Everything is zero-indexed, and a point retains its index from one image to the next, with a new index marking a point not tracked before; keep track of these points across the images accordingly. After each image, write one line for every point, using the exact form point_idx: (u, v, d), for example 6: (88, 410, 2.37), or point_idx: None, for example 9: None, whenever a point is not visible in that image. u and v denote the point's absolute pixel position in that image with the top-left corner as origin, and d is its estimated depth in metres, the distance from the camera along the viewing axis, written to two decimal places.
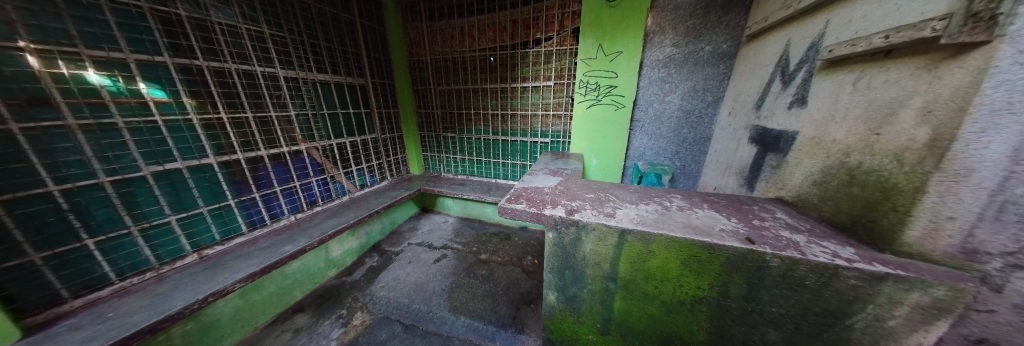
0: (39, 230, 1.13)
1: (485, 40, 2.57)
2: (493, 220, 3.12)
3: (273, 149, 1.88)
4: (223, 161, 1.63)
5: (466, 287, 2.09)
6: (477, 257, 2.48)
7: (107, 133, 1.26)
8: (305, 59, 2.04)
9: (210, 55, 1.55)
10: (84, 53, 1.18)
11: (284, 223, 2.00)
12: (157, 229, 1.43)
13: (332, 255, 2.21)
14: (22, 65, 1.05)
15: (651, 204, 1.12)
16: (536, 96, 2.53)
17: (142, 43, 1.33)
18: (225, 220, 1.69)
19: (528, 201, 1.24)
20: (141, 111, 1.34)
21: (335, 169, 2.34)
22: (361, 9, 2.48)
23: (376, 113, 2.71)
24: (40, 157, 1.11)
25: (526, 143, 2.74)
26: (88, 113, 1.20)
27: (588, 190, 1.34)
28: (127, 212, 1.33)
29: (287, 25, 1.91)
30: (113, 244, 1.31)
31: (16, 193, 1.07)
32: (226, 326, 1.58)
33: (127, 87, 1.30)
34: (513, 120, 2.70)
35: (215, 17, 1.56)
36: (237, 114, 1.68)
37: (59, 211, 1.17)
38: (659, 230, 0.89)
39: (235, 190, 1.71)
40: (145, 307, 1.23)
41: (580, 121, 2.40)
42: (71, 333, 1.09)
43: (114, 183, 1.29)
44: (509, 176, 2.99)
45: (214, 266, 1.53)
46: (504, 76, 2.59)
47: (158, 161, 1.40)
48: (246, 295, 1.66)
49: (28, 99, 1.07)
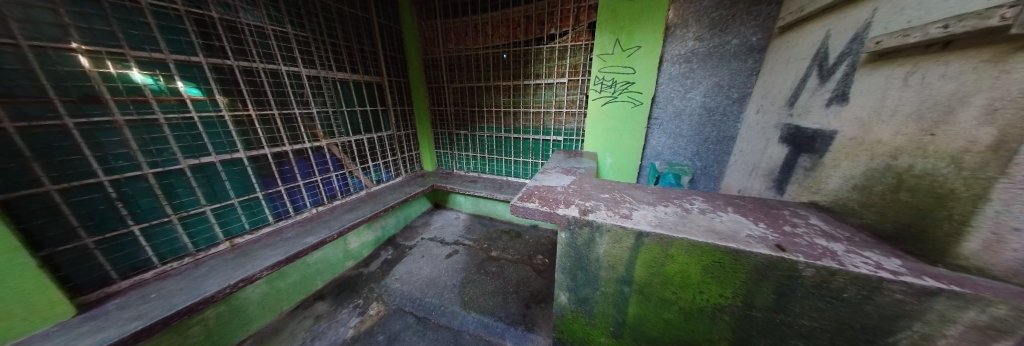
0: (91, 216, 1.24)
1: (498, 37, 2.56)
2: (503, 218, 3.13)
3: (296, 145, 1.97)
4: (252, 155, 1.73)
5: (476, 283, 2.11)
6: (488, 254, 2.50)
7: (149, 129, 1.35)
8: (326, 58, 2.12)
9: (240, 55, 1.64)
10: (128, 54, 1.28)
11: (306, 215, 2.10)
12: (193, 218, 1.54)
13: (350, 247, 2.31)
14: (74, 64, 1.15)
15: (670, 206, 1.08)
16: (549, 93, 2.50)
17: (179, 44, 1.42)
18: (254, 211, 1.79)
19: (540, 200, 1.23)
20: (179, 108, 1.44)
21: (353, 164, 2.43)
22: (379, 9, 2.53)
23: (391, 110, 2.78)
24: (92, 149, 1.22)
25: (538, 141, 2.72)
26: (133, 110, 1.30)
27: (603, 190, 1.31)
28: (168, 202, 1.44)
29: (310, 26, 1.99)
30: (155, 231, 1.42)
31: (71, 181, 1.18)
32: (254, 310, 1.69)
33: (167, 85, 1.39)
34: (526, 117, 2.68)
35: (244, 19, 1.64)
36: (265, 111, 1.78)
37: (109, 199, 1.27)
38: (680, 233, 0.85)
39: (263, 183, 1.81)
40: (183, 290, 1.33)
41: (594, 120, 2.35)
42: (120, 311, 1.20)
43: (156, 174, 1.39)
44: (520, 173, 2.98)
45: (243, 254, 1.63)
46: (517, 73, 2.57)
47: (194, 155, 1.51)
48: (272, 282, 1.76)
49: (80, 97, 1.17)
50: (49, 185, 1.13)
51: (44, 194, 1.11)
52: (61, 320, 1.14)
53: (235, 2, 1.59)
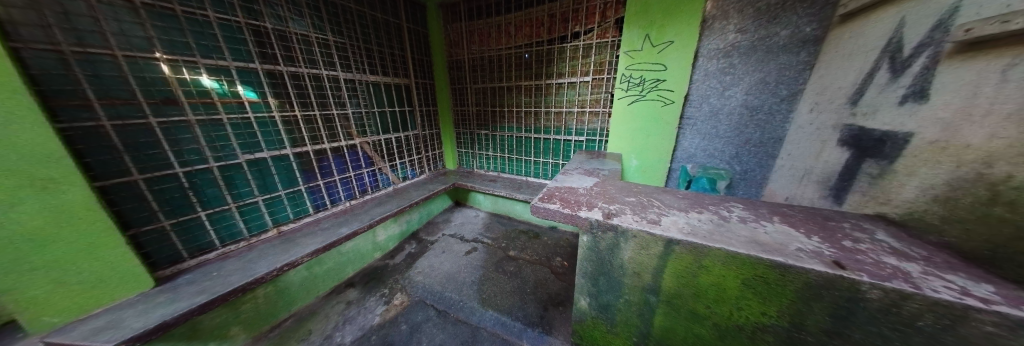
0: (169, 202, 1.43)
1: (521, 37, 2.56)
2: (522, 218, 3.13)
3: (333, 143, 2.13)
4: (297, 152, 1.91)
5: (494, 281, 2.13)
6: (506, 253, 2.51)
7: (215, 127, 1.54)
8: (360, 62, 2.27)
9: (289, 61, 1.81)
10: (199, 61, 1.46)
11: (341, 208, 2.26)
12: (247, 207, 1.73)
13: (378, 239, 2.45)
14: (157, 71, 1.34)
15: (703, 213, 1.00)
16: (572, 93, 2.45)
17: (239, 52, 1.60)
18: (297, 202, 1.97)
19: (561, 201, 1.21)
20: (237, 110, 1.62)
21: (382, 161, 2.57)
22: (408, 14, 2.66)
23: (417, 111, 2.90)
24: (170, 145, 1.40)
25: (559, 141, 2.68)
26: (202, 110, 1.49)
27: (629, 193, 1.26)
28: (228, 192, 1.63)
29: (348, 32, 2.15)
30: (218, 217, 1.62)
31: (153, 173, 1.36)
32: (295, 292, 1.86)
33: (229, 89, 1.58)
34: (547, 117, 2.65)
35: (292, 28, 1.81)
36: (309, 112, 1.95)
37: (182, 188, 1.47)
38: (717, 243, 0.78)
39: (305, 178, 1.98)
40: (238, 270, 1.50)
41: (619, 120, 2.26)
42: (188, 285, 1.38)
43: (220, 167, 1.58)
44: (539, 174, 2.96)
45: (288, 241, 1.81)
46: (540, 72, 2.55)
47: (250, 151, 1.69)
48: (311, 268, 1.93)
49: (162, 99, 1.36)
50: (137, 175, 1.31)
51: (132, 182, 1.30)
52: (142, 291, 1.32)
53: (285, 13, 1.76)
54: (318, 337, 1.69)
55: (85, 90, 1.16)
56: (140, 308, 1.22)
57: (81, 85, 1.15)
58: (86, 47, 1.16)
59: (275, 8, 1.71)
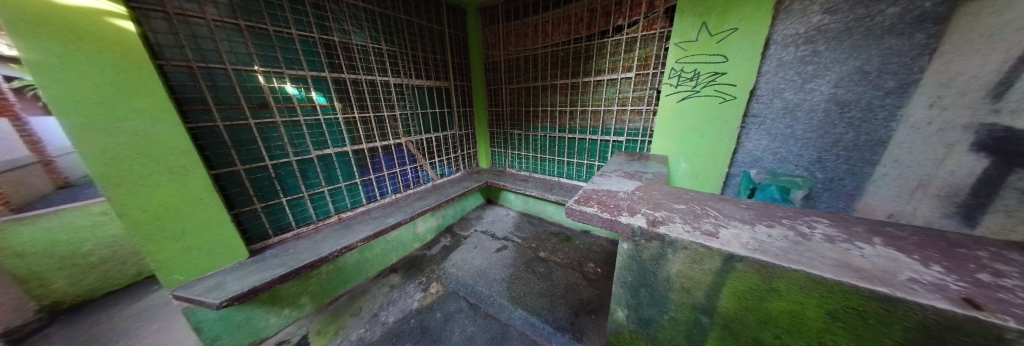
0: (261, 189, 1.72)
1: (558, 34, 2.50)
2: (553, 220, 3.07)
3: (383, 142, 2.35)
4: (355, 149, 2.16)
5: (524, 281, 2.13)
6: (536, 254, 2.49)
7: (294, 127, 1.81)
8: (407, 68, 2.46)
9: (351, 69, 2.05)
10: (285, 72, 1.72)
11: (387, 201, 2.49)
12: (316, 196, 2.00)
13: (417, 231, 2.63)
14: (255, 81, 1.62)
15: (772, 227, 0.88)
16: (612, 90, 2.34)
17: (314, 63, 1.85)
18: (354, 193, 2.22)
19: (598, 204, 1.17)
20: (311, 113, 1.87)
21: (423, 159, 2.77)
22: (450, 20, 2.81)
23: (456, 111, 3.05)
24: (263, 141, 1.68)
25: (596, 141, 2.57)
26: (286, 113, 1.76)
27: (677, 200, 1.16)
28: (303, 182, 1.91)
29: (398, 41, 2.36)
30: (295, 203, 1.90)
31: (250, 164, 1.65)
32: (350, 273, 2.10)
33: (306, 95, 1.83)
34: (583, 116, 2.57)
35: (353, 40, 2.04)
36: (366, 114, 2.19)
37: (271, 177, 1.75)
38: (793, 264, 0.68)
39: (360, 172, 2.23)
40: (308, 249, 1.75)
41: (664, 119, 2.07)
42: (271, 258, 1.65)
43: (297, 161, 1.86)
44: (573, 175, 2.87)
45: (346, 227, 2.04)
46: (577, 70, 2.48)
47: (320, 147, 1.95)
48: (363, 252, 2.16)
49: (258, 104, 1.64)
50: (239, 165, 1.60)
51: (236, 171, 1.59)
52: (237, 262, 1.62)
53: (348, 27, 2.00)
54: (365, 314, 1.88)
55: (206, 97, 1.45)
56: (239, 273, 1.50)
57: (203, 94, 1.45)
58: (208, 63, 1.45)
59: (341, 23, 1.95)
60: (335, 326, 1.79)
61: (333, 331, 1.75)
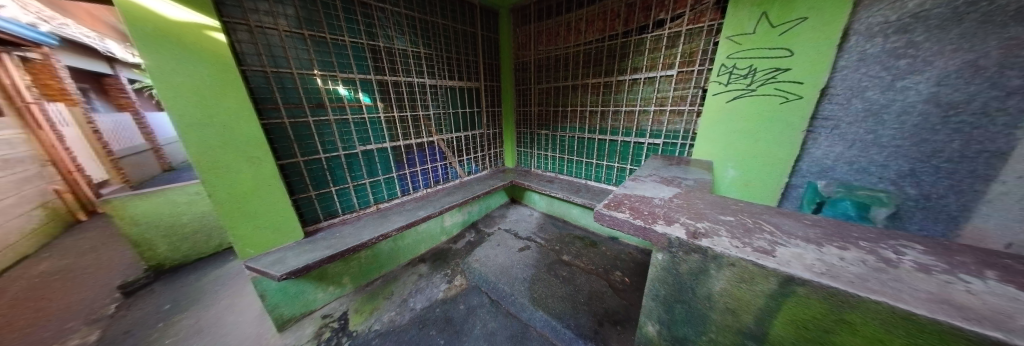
0: (315, 178, 1.93)
1: (593, 32, 2.42)
2: (579, 223, 2.98)
3: (417, 139, 2.50)
4: (393, 145, 2.32)
5: (546, 283, 2.10)
6: (559, 257, 2.45)
7: (344, 125, 1.99)
8: (442, 69, 2.57)
9: (392, 72, 2.20)
10: (338, 75, 1.91)
11: (419, 195, 2.64)
12: (359, 187, 2.19)
13: (445, 225, 2.75)
14: (314, 83, 1.82)
15: (844, 249, 0.76)
16: (649, 89, 2.20)
17: (362, 67, 2.02)
18: (391, 186, 2.40)
19: (630, 209, 1.12)
20: (357, 111, 2.05)
21: (453, 157, 2.88)
22: (483, 22, 2.87)
23: (485, 111, 3.12)
24: (319, 137, 1.89)
25: (629, 143, 2.44)
26: (338, 112, 1.95)
27: (723, 211, 1.06)
28: (349, 174, 2.10)
29: (435, 44, 2.47)
30: (342, 193, 2.10)
31: (308, 156, 1.86)
32: (385, 259, 2.27)
33: (354, 95, 2.01)
34: (615, 116, 2.46)
35: (396, 45, 2.19)
36: (403, 113, 2.34)
37: (324, 169, 1.96)
38: (873, 294, 0.58)
39: (397, 167, 2.39)
40: (352, 234, 1.92)
41: (709, 121, 1.90)
42: (321, 241, 1.84)
43: (346, 155, 2.05)
44: (602, 178, 2.76)
45: (382, 217, 2.21)
46: (611, 68, 2.37)
47: (364, 143, 2.14)
48: (397, 241, 2.32)
49: (315, 104, 1.84)
50: (299, 157, 1.82)
51: (296, 162, 1.81)
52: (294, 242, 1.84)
53: (392, 33, 2.16)
54: (396, 298, 2.02)
55: (277, 98, 1.67)
56: (295, 251, 1.71)
57: (274, 95, 1.67)
58: (278, 68, 1.66)
59: (385, 29, 2.11)
60: (370, 306, 1.96)
61: (368, 311, 1.91)
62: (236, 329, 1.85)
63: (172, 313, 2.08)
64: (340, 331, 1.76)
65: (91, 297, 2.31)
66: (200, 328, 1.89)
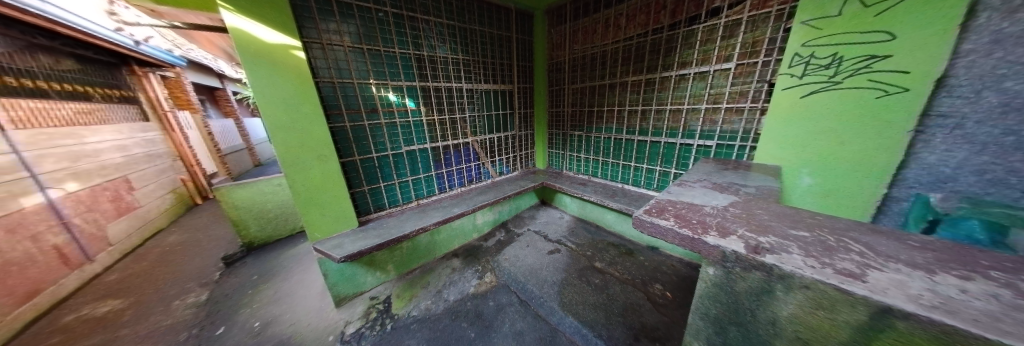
0: (369, 175, 2.16)
1: (634, 27, 2.28)
2: (613, 229, 2.83)
3: (454, 140, 2.63)
4: (433, 146, 2.48)
5: (577, 289, 2.03)
6: (591, 263, 2.35)
7: (392, 127, 2.19)
8: (478, 73, 2.67)
9: (433, 78, 2.35)
10: (389, 83, 2.10)
11: (455, 193, 2.78)
12: (403, 183, 2.39)
13: (477, 222, 2.85)
14: (369, 91, 2.03)
15: (967, 280, 0.60)
16: (699, 85, 2.01)
17: (409, 75, 2.20)
18: (430, 184, 2.57)
19: (676, 217, 1.04)
20: (403, 115, 2.24)
21: (486, 158, 2.97)
22: (518, 26, 2.92)
23: (517, 113, 3.16)
24: (372, 138, 2.10)
25: (673, 145, 2.25)
26: (388, 116, 2.16)
27: (795, 225, 0.91)
28: (396, 172, 2.30)
29: (472, 50, 2.58)
30: (388, 188, 2.31)
31: (363, 156, 2.09)
32: (423, 251, 2.44)
33: (401, 101, 2.20)
34: (658, 116, 2.29)
35: (437, 53, 2.34)
36: (443, 116, 2.48)
37: (376, 167, 2.18)
38: (1001, 335, 0.45)
39: (436, 166, 2.55)
40: (396, 226, 2.10)
41: (776, 120, 1.66)
42: (371, 230, 2.05)
43: (393, 155, 2.25)
44: (641, 182, 2.58)
45: (422, 212, 2.37)
46: (654, 64, 2.22)
47: (409, 144, 2.32)
48: (433, 235, 2.47)
49: (370, 109, 2.06)
50: (356, 156, 2.05)
51: (353, 161, 2.04)
52: (349, 229, 2.08)
53: (435, 42, 2.31)
54: (432, 288, 2.15)
55: (341, 105, 1.91)
56: (351, 238, 1.93)
57: (338, 102, 1.91)
58: (342, 78, 1.90)
59: (429, 39, 2.27)
60: (410, 293, 2.12)
61: (408, 297, 2.08)
62: (303, 301, 2.17)
63: (259, 282, 2.52)
64: (384, 312, 1.94)
65: (204, 265, 2.91)
66: (277, 298, 2.25)
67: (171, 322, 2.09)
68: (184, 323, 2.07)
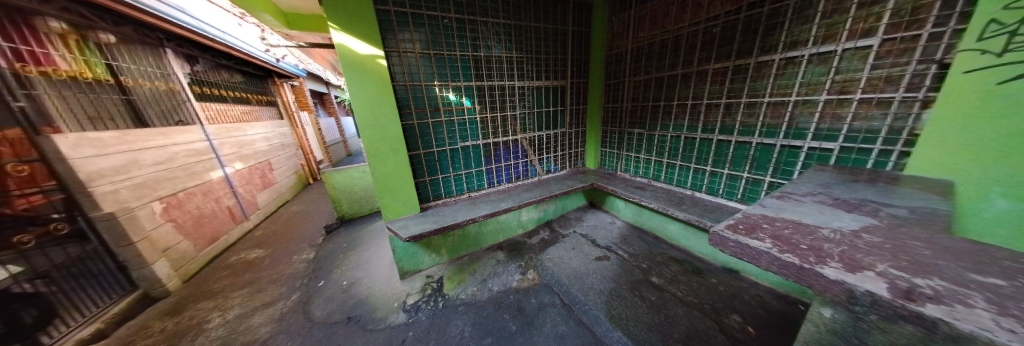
0: (430, 167, 2.39)
1: (719, 5, 1.91)
2: (676, 242, 2.48)
3: (504, 138, 2.69)
4: (486, 142, 2.59)
5: (628, 303, 1.85)
6: (646, 277, 2.11)
7: (450, 124, 2.36)
8: (530, 70, 2.64)
9: (488, 77, 2.44)
10: (450, 84, 2.27)
11: (502, 188, 2.85)
12: (457, 176, 2.56)
13: (522, 219, 2.88)
14: (433, 91, 2.23)
15: None
16: (818, 70, 1.56)
17: (467, 75, 2.33)
18: (481, 178, 2.70)
19: (773, 237, 0.83)
20: (460, 114, 2.39)
21: (534, 155, 2.95)
22: (575, 18, 2.78)
23: (569, 110, 3.03)
24: (433, 135, 2.31)
25: (770, 148, 1.82)
26: (447, 115, 2.33)
27: (984, 268, 0.61)
28: (452, 166, 2.49)
29: (526, 47, 2.57)
30: (445, 180, 2.51)
31: (427, 150, 2.32)
32: (472, 241, 2.59)
33: (459, 100, 2.35)
34: (749, 111, 1.88)
35: (493, 53, 2.41)
36: (495, 113, 2.56)
37: (436, 160, 2.40)
38: None
39: (487, 161, 2.66)
40: (450, 215, 2.27)
41: (949, 115, 1.17)
42: (430, 216, 2.27)
43: (450, 150, 2.43)
44: (719, 191, 2.18)
45: (473, 204, 2.50)
46: (745, 48, 1.83)
47: (464, 140, 2.47)
48: (481, 226, 2.59)
49: (432, 107, 2.25)
50: (421, 150, 2.29)
51: (418, 154, 2.28)
52: (414, 213, 2.34)
53: (491, 42, 2.38)
54: (478, 276, 2.26)
55: (411, 105, 2.15)
56: (415, 221, 2.18)
57: (409, 102, 2.14)
58: (412, 81, 2.13)
59: (486, 40, 2.35)
60: (459, 277, 2.28)
61: (457, 280, 2.24)
62: (376, 270, 2.56)
63: (347, 249, 3.09)
64: (437, 291, 2.14)
65: (311, 231, 3.72)
66: (358, 264, 2.72)
67: (290, 271, 2.74)
68: (297, 274, 2.68)
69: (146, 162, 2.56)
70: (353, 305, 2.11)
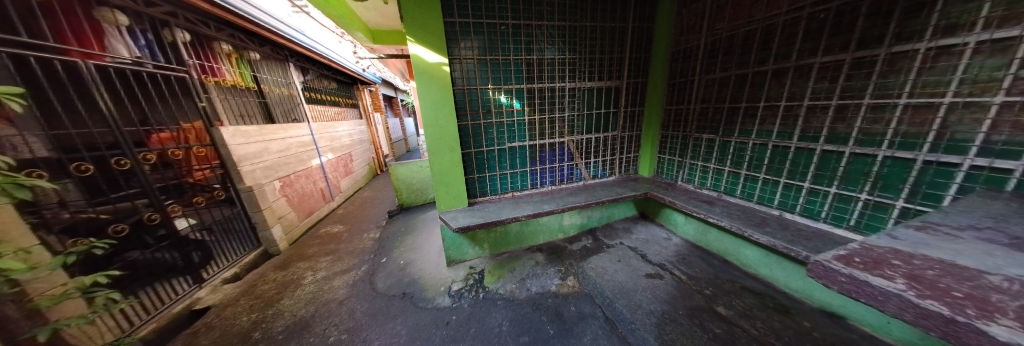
0: (479, 165, 2.54)
1: None
2: (752, 270, 2.09)
3: (552, 140, 2.68)
4: (533, 144, 2.62)
5: (683, 330, 1.65)
6: (708, 304, 1.84)
7: (500, 126, 2.48)
8: (582, 72, 2.57)
9: (539, 80, 2.46)
10: (502, 87, 2.37)
11: (545, 190, 2.84)
12: (503, 175, 2.66)
13: (563, 223, 2.82)
14: (486, 94, 2.36)
15: None
16: (994, 61, 1.12)
17: (519, 78, 2.41)
18: (525, 178, 2.74)
19: (907, 277, 0.65)
20: (510, 115, 2.48)
21: (580, 159, 2.86)
22: (636, 13, 2.58)
23: (623, 112, 2.83)
24: (484, 135, 2.45)
25: (906, 164, 1.39)
26: (498, 116, 2.45)
27: None
28: (498, 165, 2.59)
29: (580, 48, 2.50)
30: (491, 178, 2.63)
31: (477, 149, 2.47)
32: (513, 239, 2.66)
33: (510, 102, 2.44)
34: (873, 116, 1.47)
35: (546, 55, 2.43)
36: (544, 115, 2.57)
37: (485, 158, 2.53)
38: None
39: (532, 163, 2.70)
40: (494, 211, 2.38)
41: None
42: (476, 211, 2.42)
43: (498, 150, 2.54)
44: (820, 214, 1.76)
45: (517, 203, 2.56)
46: (871, 36, 1.43)
47: (512, 141, 2.55)
48: (523, 226, 2.64)
49: (484, 109, 2.39)
50: (472, 148, 2.45)
51: (469, 153, 2.45)
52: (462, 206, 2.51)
53: (545, 45, 2.40)
54: (517, 275, 2.31)
55: (467, 107, 2.33)
56: (464, 214, 2.36)
57: (464, 104, 2.32)
58: (468, 85, 2.30)
59: (540, 43, 2.38)
60: (499, 273, 2.37)
61: (498, 275, 2.33)
62: (428, 255, 2.84)
63: (405, 233, 3.51)
64: (479, 282, 2.26)
65: (378, 215, 4.34)
66: (414, 247, 3.06)
67: (361, 246, 3.25)
68: (366, 249, 3.17)
69: (273, 150, 3.38)
70: (409, 283, 2.40)
